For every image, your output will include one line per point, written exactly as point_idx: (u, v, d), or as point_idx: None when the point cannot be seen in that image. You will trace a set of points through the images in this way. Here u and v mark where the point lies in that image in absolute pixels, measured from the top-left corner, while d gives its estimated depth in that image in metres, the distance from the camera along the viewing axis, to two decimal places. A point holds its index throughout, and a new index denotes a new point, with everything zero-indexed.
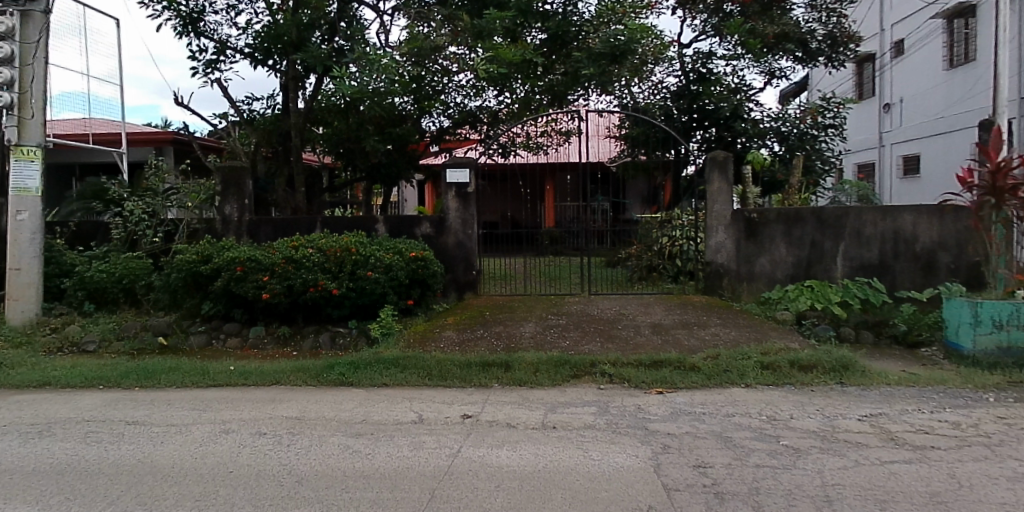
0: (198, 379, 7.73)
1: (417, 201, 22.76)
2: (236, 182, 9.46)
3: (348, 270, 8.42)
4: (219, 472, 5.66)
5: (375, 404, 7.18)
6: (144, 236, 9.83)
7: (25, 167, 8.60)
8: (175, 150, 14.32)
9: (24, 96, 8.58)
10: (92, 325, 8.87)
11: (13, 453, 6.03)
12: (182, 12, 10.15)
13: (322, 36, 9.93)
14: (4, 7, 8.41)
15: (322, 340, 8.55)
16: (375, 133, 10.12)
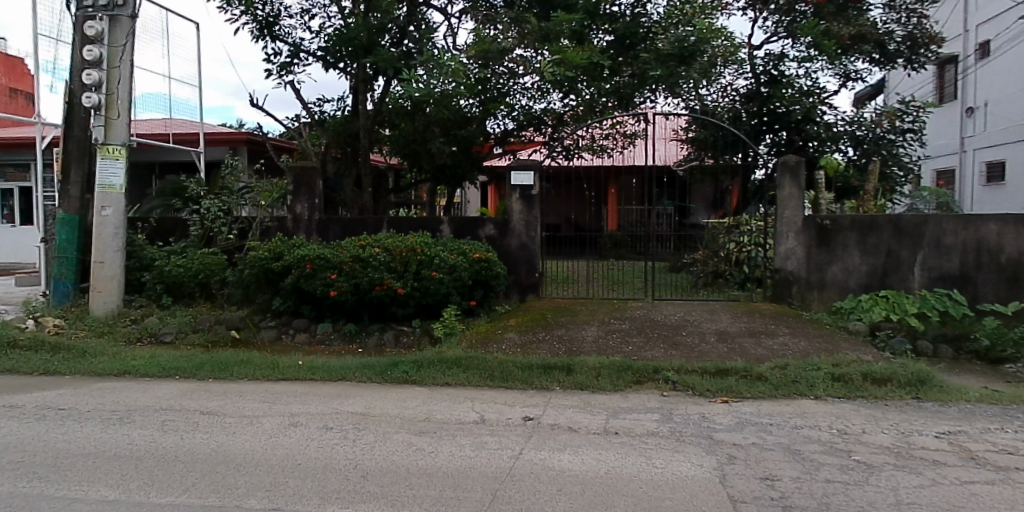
0: (267, 372, 7.94)
1: (481, 202, 22.98)
2: (306, 182, 9.69)
3: (413, 269, 8.52)
4: (287, 464, 5.80)
5: (438, 403, 7.24)
6: (220, 232, 10.17)
7: (111, 165, 9.02)
8: (249, 150, 14.77)
9: (111, 97, 8.98)
10: (169, 317, 9.22)
11: (96, 437, 6.32)
12: (259, 17, 10.48)
13: (391, 40, 10.11)
14: (95, 13, 8.85)
15: (387, 338, 8.66)
16: (440, 135, 10.23)
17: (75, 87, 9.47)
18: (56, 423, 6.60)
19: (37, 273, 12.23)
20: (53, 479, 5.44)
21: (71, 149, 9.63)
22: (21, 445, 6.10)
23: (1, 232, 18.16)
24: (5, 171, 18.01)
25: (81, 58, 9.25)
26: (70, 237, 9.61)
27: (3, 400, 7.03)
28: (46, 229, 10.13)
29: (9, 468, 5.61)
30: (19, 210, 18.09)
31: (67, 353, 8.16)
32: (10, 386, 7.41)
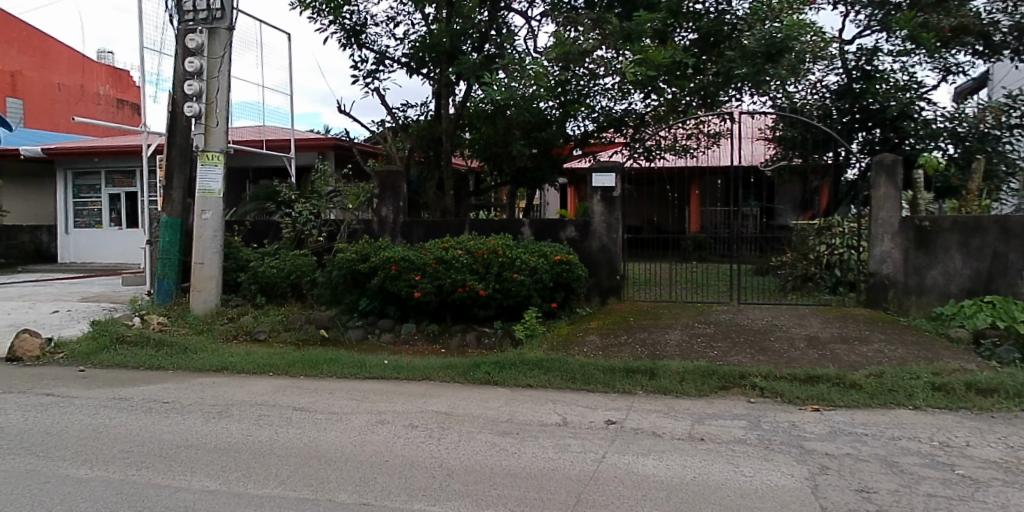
0: (355, 370, 8.17)
1: (560, 204, 23.03)
2: (391, 186, 9.92)
3: (495, 271, 8.59)
4: (375, 460, 5.95)
5: (520, 405, 7.28)
6: (311, 235, 10.56)
7: (210, 170, 9.47)
8: (336, 155, 15.22)
9: (210, 106, 9.44)
10: (263, 316, 9.61)
11: (198, 430, 6.66)
12: (346, 26, 10.81)
13: (472, 46, 10.21)
14: (195, 26, 9.32)
15: (469, 339, 8.77)
16: (521, 137, 10.23)
17: (177, 98, 10.03)
18: (161, 415, 6.99)
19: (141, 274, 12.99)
20: (160, 468, 5.76)
21: (174, 156, 10.18)
22: (131, 435, 6.50)
23: (109, 235, 19.40)
24: (113, 177, 19.24)
25: (182, 70, 9.78)
26: (173, 240, 10.14)
27: (114, 393, 7.51)
28: (151, 231, 10.75)
29: (121, 457, 5.97)
30: (125, 213, 19.28)
31: (170, 349, 8.63)
32: (119, 380, 7.90)
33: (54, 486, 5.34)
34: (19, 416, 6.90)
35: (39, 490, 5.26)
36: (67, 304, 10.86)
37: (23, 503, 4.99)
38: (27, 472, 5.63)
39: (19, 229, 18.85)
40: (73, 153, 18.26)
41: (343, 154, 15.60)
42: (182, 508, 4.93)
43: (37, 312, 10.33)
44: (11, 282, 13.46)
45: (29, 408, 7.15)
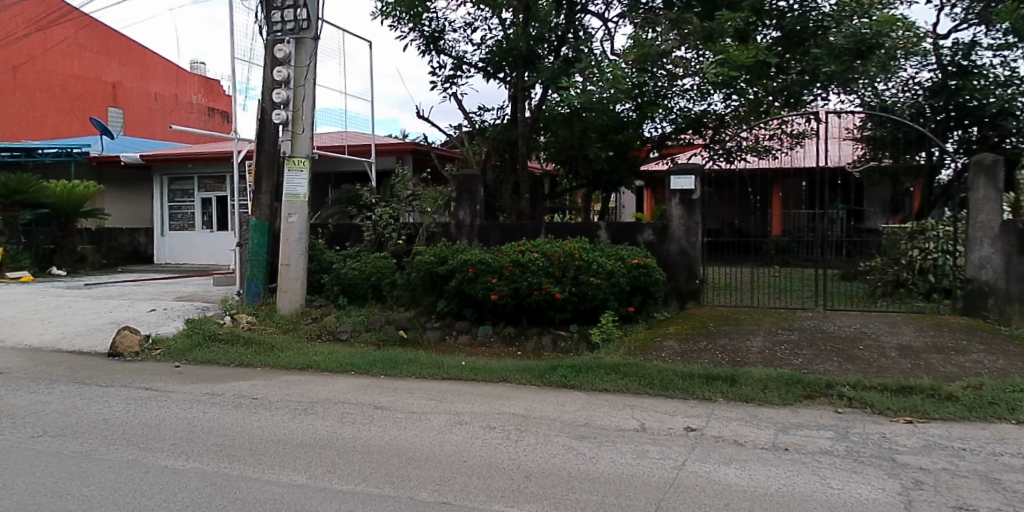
0: (433, 371, 8.32)
1: (636, 208, 22.85)
2: (468, 189, 10.05)
3: (571, 275, 8.58)
4: (454, 460, 6.03)
5: (597, 409, 7.25)
6: (390, 238, 10.76)
7: (297, 175, 9.83)
8: (415, 159, 15.53)
9: (297, 114, 9.79)
10: (344, 316, 9.89)
11: (286, 425, 6.92)
12: (425, 33, 11.01)
13: (549, 49, 10.39)
14: (284, 37, 9.71)
15: (545, 343, 8.80)
16: (597, 140, 10.40)
17: (266, 106, 10.44)
18: (251, 411, 7.28)
19: (231, 275, 13.59)
20: (249, 461, 6.00)
21: (263, 162, 10.60)
22: (223, 429, 6.80)
23: (200, 238, 20.34)
24: (205, 182, 20.25)
25: (270, 80, 10.18)
26: (261, 242, 10.55)
27: (207, 388, 7.88)
28: (241, 234, 11.23)
29: (214, 450, 6.26)
30: (215, 217, 20.21)
31: (257, 347, 8.99)
32: (211, 376, 8.28)
33: (154, 476, 5.64)
34: (121, 408, 7.33)
35: (141, 479, 5.58)
36: (163, 303, 11.47)
37: (127, 491, 5.29)
38: (129, 461, 5.98)
39: (119, 231, 20.01)
40: (168, 159, 19.30)
41: (421, 159, 15.93)
42: (272, 500, 5.12)
43: (136, 310, 10.95)
44: (111, 282, 14.32)
45: (130, 400, 7.59)
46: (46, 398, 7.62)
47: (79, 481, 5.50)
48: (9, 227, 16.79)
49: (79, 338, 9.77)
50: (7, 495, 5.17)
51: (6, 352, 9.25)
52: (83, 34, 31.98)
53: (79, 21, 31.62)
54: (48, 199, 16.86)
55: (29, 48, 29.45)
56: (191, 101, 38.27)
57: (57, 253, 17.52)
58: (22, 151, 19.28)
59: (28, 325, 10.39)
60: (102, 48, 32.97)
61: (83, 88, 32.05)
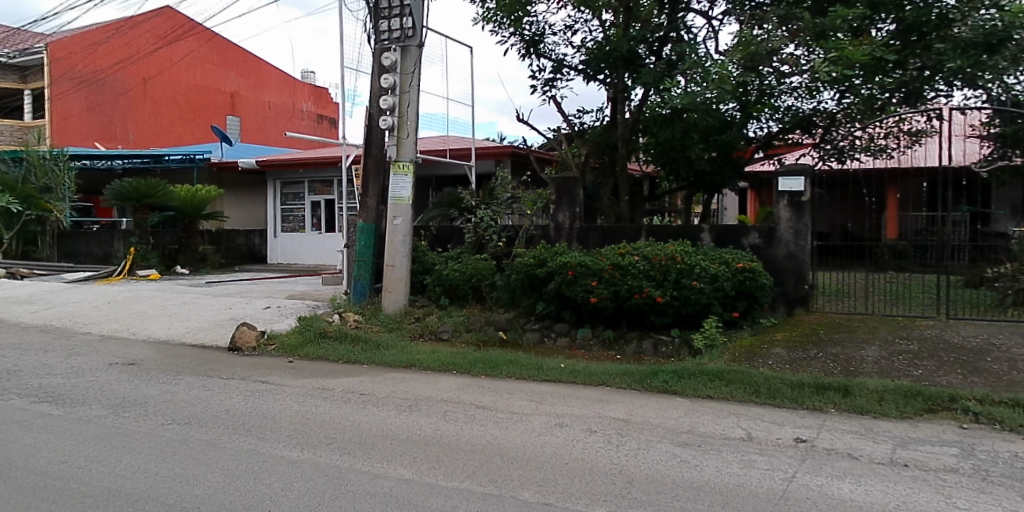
0: (533, 373, 8.41)
1: (741, 210, 22.14)
2: (568, 191, 10.20)
3: (673, 278, 8.51)
4: (556, 462, 6.03)
5: (700, 416, 7.11)
6: (491, 240, 10.96)
7: (401, 179, 10.14)
8: (513, 162, 15.77)
9: (402, 119, 10.14)
10: (445, 316, 10.14)
11: (394, 421, 7.15)
12: (525, 36, 11.10)
13: (649, 50, 10.51)
14: (390, 45, 10.09)
15: (645, 347, 8.75)
16: (700, 141, 10.22)
17: (373, 112, 10.81)
18: (360, 406, 7.56)
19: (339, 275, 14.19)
20: (359, 455, 6.22)
21: (370, 167, 10.99)
22: (334, 422, 7.09)
23: (311, 239, 21.27)
24: (315, 186, 21.16)
25: (377, 87, 10.54)
26: (368, 243, 10.94)
27: (319, 382, 8.24)
28: (348, 236, 11.70)
29: (327, 442, 6.54)
30: (324, 219, 21.04)
31: (364, 344, 9.34)
32: (321, 371, 8.66)
33: (272, 466, 5.94)
34: (240, 399, 7.78)
35: (259, 468, 5.88)
36: (277, 301, 12.09)
37: (247, 479, 5.59)
38: (249, 450, 6.32)
39: (237, 233, 21.13)
40: (283, 166, 20.31)
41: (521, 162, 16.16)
42: (382, 493, 5.28)
43: (252, 307, 11.59)
44: (227, 280, 15.22)
45: (248, 393, 8.03)
46: (173, 387, 8.18)
47: (204, 467, 5.86)
48: (141, 228, 18.13)
49: (201, 332, 10.45)
50: (142, 477, 5.58)
51: (138, 345, 10.01)
52: (203, 46, 34.42)
53: (201, 35, 34.23)
54: (174, 201, 18.03)
55: (156, 61, 32.20)
56: (299, 108, 40.00)
57: (181, 253, 18.70)
58: (152, 159, 20.97)
59: (157, 320, 11.21)
60: (219, 60, 35.28)
61: (204, 97, 34.49)
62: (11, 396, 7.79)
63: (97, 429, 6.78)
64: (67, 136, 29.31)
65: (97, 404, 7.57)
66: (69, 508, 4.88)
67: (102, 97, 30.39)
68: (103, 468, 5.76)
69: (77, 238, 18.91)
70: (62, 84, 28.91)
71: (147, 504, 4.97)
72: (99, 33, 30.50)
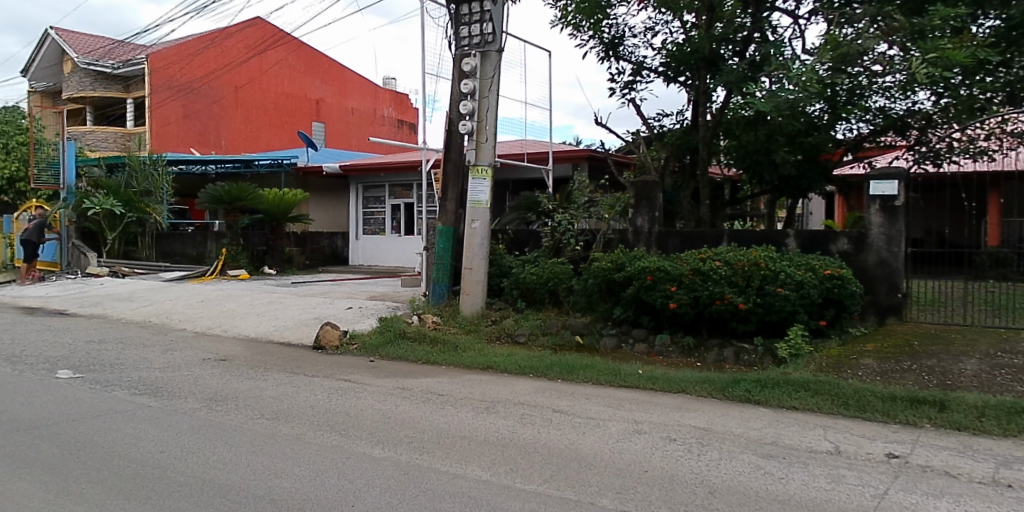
0: (611, 378, 8.38)
1: (827, 215, 21.35)
2: (647, 195, 10.28)
3: (756, 284, 8.49)
4: (635, 470, 5.90)
5: (785, 427, 6.87)
6: (568, 244, 11.14)
7: (479, 183, 10.34)
8: (590, 165, 15.85)
9: (481, 124, 10.30)
10: (523, 320, 10.28)
11: (472, 422, 7.22)
12: (605, 39, 11.10)
13: (733, 50, 10.70)
14: (470, 51, 10.30)
15: (727, 355, 8.64)
16: (785, 144, 10.25)
17: (452, 117, 10.99)
18: (439, 406, 7.69)
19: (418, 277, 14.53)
20: (438, 454, 6.29)
21: (449, 170, 11.18)
22: (415, 422, 7.22)
23: (391, 242, 21.72)
24: (394, 190, 21.65)
25: (456, 91, 10.75)
26: (447, 246, 11.14)
27: (399, 382, 8.43)
28: (427, 238, 11.96)
29: (408, 441, 6.65)
30: (403, 222, 21.47)
31: (443, 346, 9.53)
32: (402, 371, 8.87)
33: (356, 462, 6.09)
34: (324, 396, 8.02)
35: (343, 464, 6.03)
36: (359, 301, 12.46)
37: (331, 474, 5.74)
38: (334, 446, 6.50)
39: (320, 235, 21.78)
40: (364, 170, 20.90)
41: (599, 165, 16.20)
42: (461, 493, 5.32)
43: (336, 307, 11.97)
44: (311, 281, 15.76)
45: (332, 390, 8.28)
46: (262, 383, 8.52)
47: (291, 462, 6.05)
48: (232, 230, 19.18)
49: (287, 331, 10.87)
50: (232, 469, 5.82)
51: (228, 341, 10.49)
52: (292, 55, 35.76)
53: (289, 44, 35.49)
54: (262, 205, 18.63)
55: (247, 71, 33.69)
56: (382, 114, 40.87)
57: (269, 254, 19.59)
58: (242, 163, 21.88)
59: (246, 318, 11.71)
60: (306, 67, 36.53)
61: (292, 104, 35.83)
62: (115, 387, 8.29)
63: (191, 421, 7.13)
64: (164, 142, 30.99)
65: (192, 397, 7.96)
66: (168, 495, 5.13)
67: (197, 104, 32.06)
68: (198, 458, 6.05)
69: (172, 238, 19.88)
70: (161, 92, 30.64)
71: (238, 495, 5.17)
72: (195, 43, 32.10)
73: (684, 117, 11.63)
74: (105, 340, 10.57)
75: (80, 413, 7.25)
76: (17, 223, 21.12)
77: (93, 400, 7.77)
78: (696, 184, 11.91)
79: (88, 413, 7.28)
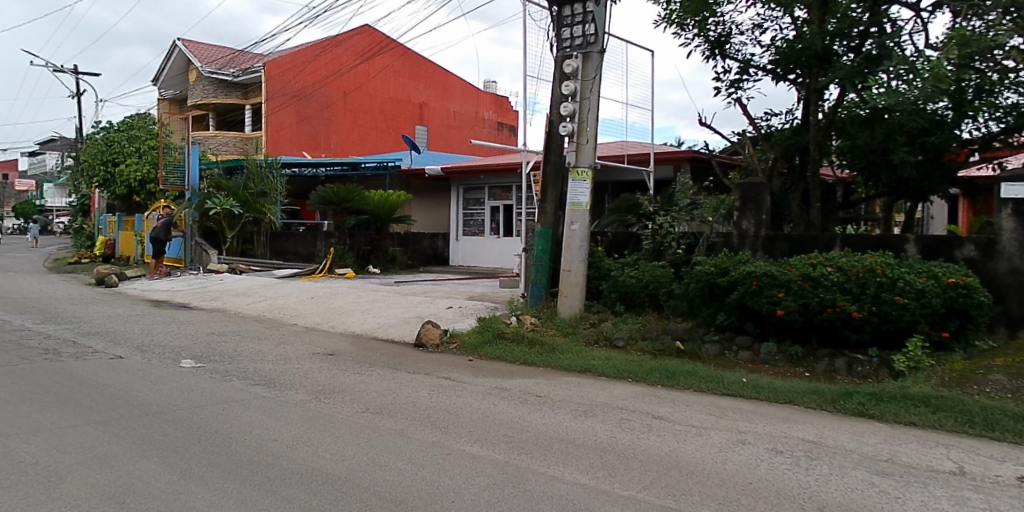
0: (713, 386, 8.17)
1: (950, 219, 19.92)
2: (754, 198, 10.07)
3: (871, 292, 8.08)
4: (737, 481, 5.63)
5: (902, 444, 6.41)
6: (670, 247, 10.97)
7: (579, 185, 10.38)
8: (693, 167, 15.57)
9: (582, 126, 10.36)
10: (621, 323, 10.21)
11: (571, 424, 7.20)
12: (711, 38, 10.86)
13: (848, 45, 10.35)
14: (572, 53, 10.32)
15: (838, 365, 8.25)
16: (905, 144, 9.63)
17: (553, 119, 11.05)
18: (537, 407, 7.72)
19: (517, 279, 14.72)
20: (536, 455, 6.30)
21: (549, 173, 11.25)
22: (514, 422, 7.27)
23: (488, 243, 22.06)
24: (493, 192, 22.01)
25: (557, 93, 10.83)
26: (545, 248, 11.25)
27: (498, 381, 8.54)
28: (526, 240, 12.08)
29: (506, 441, 6.70)
30: (502, 224, 21.74)
31: (540, 347, 9.61)
32: (500, 371, 9.01)
33: (456, 458, 6.19)
34: (425, 393, 8.23)
35: (444, 459, 6.14)
36: (459, 301, 12.73)
37: (432, 470, 5.84)
38: (435, 443, 6.63)
39: (422, 235, 22.28)
40: (465, 172, 21.40)
41: (703, 167, 15.87)
42: (558, 495, 5.29)
43: (436, 306, 12.28)
44: (413, 281, 16.26)
45: (433, 387, 8.48)
46: (367, 378, 8.85)
47: (394, 455, 6.21)
48: (338, 229, 19.92)
49: (389, 328, 11.25)
50: (339, 460, 6.05)
51: (335, 337, 10.97)
52: (398, 61, 36.88)
53: (395, 50, 36.69)
54: (369, 207, 19.43)
55: (355, 78, 35.04)
56: (482, 116, 41.49)
57: (374, 253, 20.32)
58: (349, 165, 22.70)
59: (352, 315, 12.19)
60: (411, 72, 37.53)
61: (396, 108, 36.91)
62: (232, 376, 8.84)
63: (303, 412, 7.47)
64: (279, 146, 32.86)
65: (301, 389, 8.35)
66: (279, 483, 5.38)
67: (309, 110, 33.75)
68: (307, 448, 6.33)
69: (287, 238, 21.10)
70: (276, 98, 32.54)
71: (344, 485, 5.37)
72: (308, 51, 33.73)
73: (794, 116, 11.39)
74: (224, 332, 11.29)
75: (202, 401, 7.76)
76: (148, 222, 22.93)
77: (213, 388, 8.31)
78: (807, 185, 11.62)
79: (209, 401, 7.79)
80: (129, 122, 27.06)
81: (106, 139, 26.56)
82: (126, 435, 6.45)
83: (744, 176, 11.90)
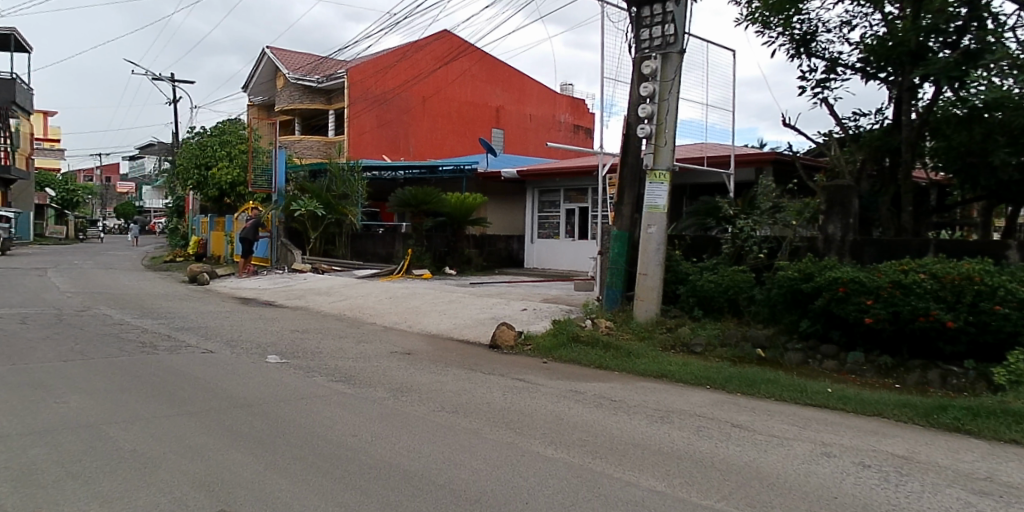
0: (796, 396, 7.91)
1: None
2: (841, 201, 9.76)
3: (968, 301, 7.65)
4: (821, 495, 5.43)
5: (1003, 462, 6.02)
6: (751, 251, 10.70)
7: (657, 187, 10.28)
8: (776, 169, 15.15)
9: (660, 128, 10.26)
10: (699, 329, 10.02)
11: (646, 429, 7.11)
12: (796, 36, 10.54)
13: (943, 41, 9.92)
14: (651, 54, 10.23)
15: (931, 378, 7.87)
16: (1006, 145, 9.13)
17: (630, 121, 10.98)
18: (612, 412, 7.66)
19: (593, 282, 14.66)
20: (611, 460, 6.27)
21: (626, 175, 11.19)
22: (588, 425, 7.25)
23: (564, 245, 22.10)
24: (569, 194, 22.05)
25: (635, 95, 10.77)
26: (621, 251, 11.17)
27: (572, 385, 8.53)
28: (602, 243, 12.01)
29: (581, 444, 6.69)
30: (577, 226, 21.73)
31: (616, 351, 9.56)
32: (575, 374, 9.00)
33: (531, 460, 6.23)
34: (500, 394, 8.32)
35: (519, 460, 6.19)
36: (534, 303, 12.80)
37: (507, 470, 5.90)
38: (510, 443, 6.69)
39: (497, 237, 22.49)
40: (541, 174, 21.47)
41: (788, 169, 15.41)
42: (632, 501, 5.24)
43: (511, 308, 12.38)
44: (489, 282, 16.43)
45: (508, 388, 8.56)
46: (444, 378, 9.02)
47: (469, 454, 6.31)
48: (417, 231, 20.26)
49: (464, 329, 11.42)
50: (417, 457, 6.19)
51: (412, 336, 11.22)
52: (475, 65, 37.34)
53: (473, 54, 37.16)
54: (446, 208, 19.75)
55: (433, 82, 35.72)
56: (558, 119, 41.44)
57: (450, 255, 20.67)
58: (427, 168, 23.07)
59: (429, 315, 12.43)
60: (487, 76, 37.93)
61: (473, 112, 37.37)
62: (314, 373, 9.17)
63: (382, 409, 7.67)
64: (360, 149, 33.86)
65: (380, 387, 8.58)
66: (359, 477, 5.55)
67: (389, 114, 34.62)
68: (386, 444, 6.50)
69: (366, 239, 21.73)
70: (357, 103, 33.60)
71: (421, 482, 5.49)
72: (387, 57, 34.64)
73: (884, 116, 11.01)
74: (307, 330, 11.73)
75: (288, 396, 8.09)
76: (237, 222, 24.00)
77: (297, 383, 8.64)
78: (898, 188, 11.14)
79: (294, 396, 8.11)
80: (220, 127, 28.47)
81: (199, 144, 28.01)
82: (217, 426, 6.79)
83: (830, 178, 11.51)
